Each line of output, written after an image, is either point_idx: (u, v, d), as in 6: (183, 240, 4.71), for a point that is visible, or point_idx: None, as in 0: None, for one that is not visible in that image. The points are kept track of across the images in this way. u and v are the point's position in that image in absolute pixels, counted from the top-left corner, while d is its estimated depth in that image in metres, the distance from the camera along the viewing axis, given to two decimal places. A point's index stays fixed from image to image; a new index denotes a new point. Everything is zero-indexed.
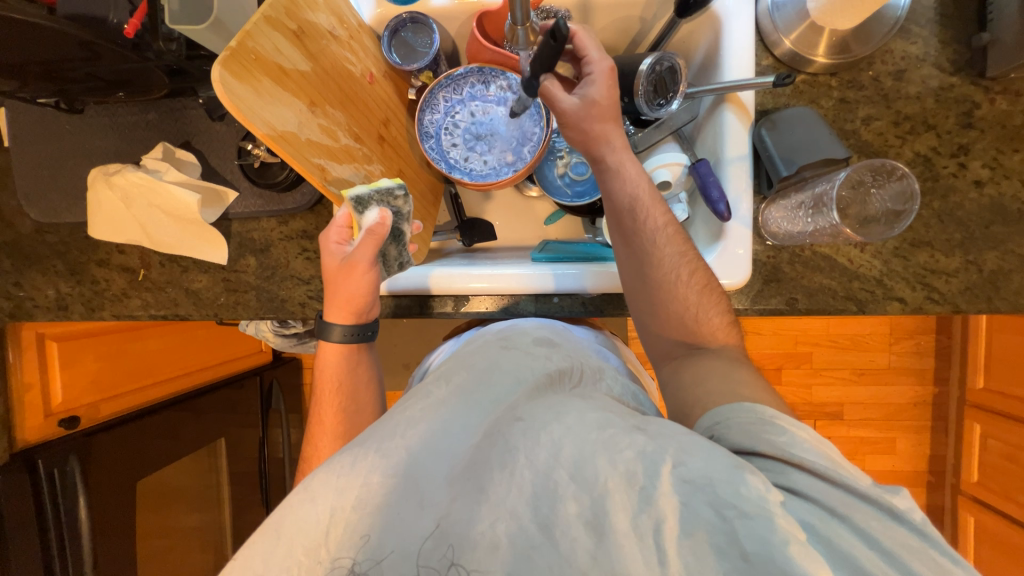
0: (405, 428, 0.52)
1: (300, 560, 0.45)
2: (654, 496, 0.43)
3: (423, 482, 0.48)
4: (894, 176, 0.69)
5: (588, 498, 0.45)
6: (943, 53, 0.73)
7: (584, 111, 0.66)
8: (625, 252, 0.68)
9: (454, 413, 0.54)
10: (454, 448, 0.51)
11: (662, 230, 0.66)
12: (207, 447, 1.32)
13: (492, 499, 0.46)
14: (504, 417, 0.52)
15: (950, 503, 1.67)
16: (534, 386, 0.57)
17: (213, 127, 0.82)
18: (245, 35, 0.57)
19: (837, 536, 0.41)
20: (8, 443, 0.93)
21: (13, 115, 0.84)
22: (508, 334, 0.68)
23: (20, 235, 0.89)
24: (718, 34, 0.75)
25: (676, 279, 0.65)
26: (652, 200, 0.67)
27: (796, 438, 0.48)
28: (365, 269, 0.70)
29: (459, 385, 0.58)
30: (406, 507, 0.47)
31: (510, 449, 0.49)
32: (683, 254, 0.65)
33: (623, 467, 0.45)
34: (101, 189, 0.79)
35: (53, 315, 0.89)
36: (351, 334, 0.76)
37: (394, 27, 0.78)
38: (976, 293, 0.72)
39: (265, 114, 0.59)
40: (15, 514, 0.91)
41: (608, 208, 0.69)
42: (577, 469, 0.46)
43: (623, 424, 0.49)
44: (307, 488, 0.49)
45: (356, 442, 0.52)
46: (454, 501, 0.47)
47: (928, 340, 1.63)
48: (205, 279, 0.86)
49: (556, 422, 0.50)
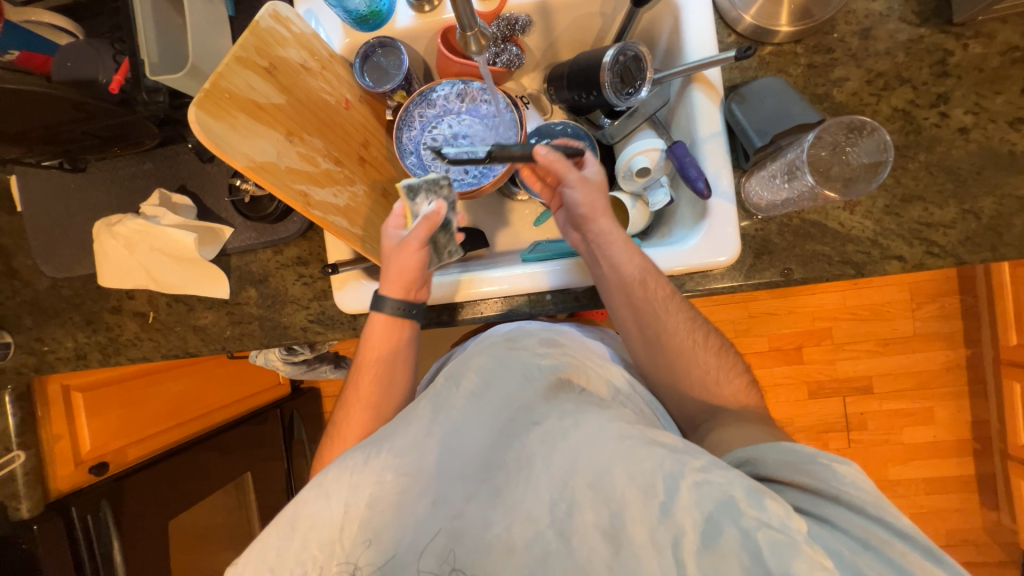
0: (419, 428, 0.53)
1: (315, 554, 0.49)
2: (673, 509, 0.43)
3: (440, 483, 0.50)
4: (865, 131, 0.67)
5: (606, 510, 0.45)
6: (907, 6, 0.72)
7: (592, 186, 0.71)
8: (634, 321, 0.72)
9: (467, 415, 0.55)
10: (469, 449, 0.52)
11: (670, 299, 0.70)
12: (235, 482, 1.34)
13: (510, 506, 0.48)
14: (520, 421, 0.53)
15: (1001, 471, 1.58)
16: (551, 388, 0.57)
17: (205, 168, 0.86)
18: (218, 76, 0.60)
19: (868, 566, 0.41)
20: (43, 493, 0.95)
21: (22, 180, 0.90)
22: (514, 334, 0.68)
23: (38, 291, 0.94)
24: (677, 19, 0.76)
25: (694, 344, 0.71)
26: (655, 271, 0.70)
27: (832, 471, 0.48)
28: (417, 248, 0.71)
29: (471, 389, 0.58)
30: (421, 506, 0.49)
31: (527, 455, 0.50)
32: (691, 320, 0.71)
33: (641, 480, 0.44)
34: (106, 239, 0.83)
35: (73, 365, 0.94)
36: (401, 310, 0.74)
37: (365, 53, 0.81)
38: (978, 243, 0.70)
39: (243, 148, 0.62)
40: (51, 565, 0.93)
41: (617, 280, 0.70)
42: (595, 478, 0.46)
43: (642, 436, 0.49)
44: (320, 484, 0.52)
45: (370, 441, 0.55)
46: (469, 500, 0.49)
47: (951, 302, 1.58)
48: (210, 314, 0.89)
49: (575, 430, 0.50)
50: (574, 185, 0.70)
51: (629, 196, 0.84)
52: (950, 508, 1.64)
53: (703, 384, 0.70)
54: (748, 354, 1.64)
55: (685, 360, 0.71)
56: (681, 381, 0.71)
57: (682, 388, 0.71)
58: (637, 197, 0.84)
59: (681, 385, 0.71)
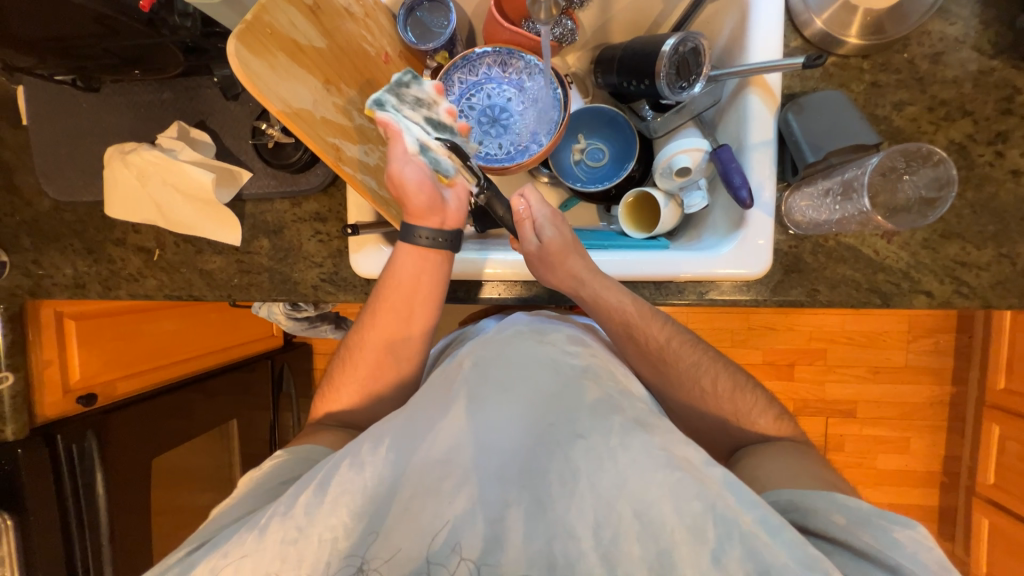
0: (455, 420, 0.56)
1: (345, 523, 0.50)
2: (724, 558, 0.45)
3: (482, 480, 0.52)
4: (930, 162, 0.66)
5: (653, 544, 0.47)
6: (983, 35, 0.69)
7: (548, 254, 0.70)
8: (640, 357, 0.72)
9: (504, 417, 0.57)
10: (508, 450, 0.55)
11: (666, 344, 0.71)
12: (220, 428, 1.34)
13: (550, 519, 0.50)
14: (563, 431, 0.55)
15: (963, 504, 1.64)
16: (596, 399, 0.58)
17: (227, 107, 0.82)
18: (260, 9, 0.56)
19: None
20: (29, 417, 0.94)
21: (30, 93, 0.85)
22: (543, 326, 0.69)
23: (39, 212, 0.90)
24: (742, 15, 0.72)
25: (689, 377, 0.71)
26: (642, 320, 0.70)
27: (891, 538, 0.49)
28: (404, 168, 0.67)
29: (507, 388, 0.60)
30: (457, 502, 0.51)
31: (572, 467, 0.52)
32: (698, 364, 0.71)
33: (691, 521, 0.46)
34: (116, 166, 0.79)
35: (70, 293, 0.90)
36: (438, 239, 0.70)
37: (410, 5, 0.76)
38: (1009, 289, 0.69)
39: (280, 91, 0.58)
40: (34, 488, 0.93)
41: (609, 334, 0.73)
42: (641, 507, 0.48)
43: (689, 468, 0.50)
44: (354, 457, 0.53)
45: (402, 425, 0.56)
46: (510, 506, 0.51)
47: (947, 339, 1.60)
48: (219, 260, 0.86)
49: (622, 452, 0.52)
50: (530, 259, 0.71)
51: (663, 194, 0.81)
52: None
53: (716, 393, 0.70)
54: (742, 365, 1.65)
55: (699, 368, 0.71)
56: (694, 386, 0.71)
57: (693, 395, 0.71)
58: (670, 197, 0.82)
59: (693, 391, 0.71)
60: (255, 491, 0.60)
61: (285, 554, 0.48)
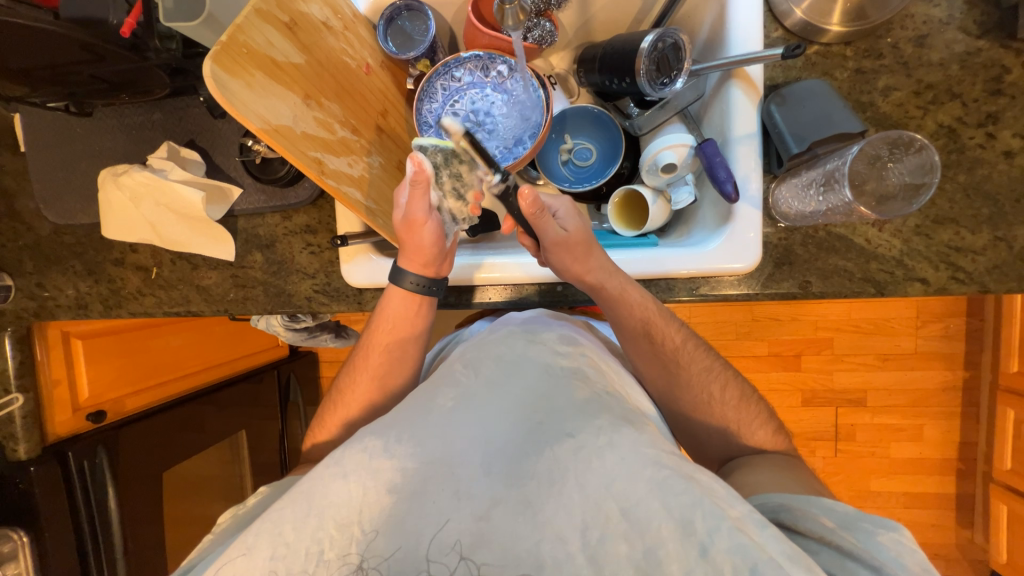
0: (447, 421, 0.57)
1: (332, 533, 0.50)
2: (711, 551, 0.44)
3: (468, 479, 0.52)
4: (913, 149, 0.65)
5: (640, 542, 0.46)
6: (969, 15, 0.68)
7: (575, 238, 0.68)
8: (647, 355, 0.72)
9: (492, 416, 0.57)
10: (495, 449, 0.54)
11: (682, 347, 0.72)
12: (229, 438, 1.36)
13: (540, 520, 0.49)
14: (552, 430, 0.55)
15: (981, 491, 1.61)
16: (585, 398, 0.59)
17: (215, 125, 0.84)
18: (235, 29, 0.56)
19: None
20: (41, 436, 0.96)
21: (27, 121, 0.87)
22: (533, 327, 0.71)
23: (40, 236, 0.92)
24: (722, 8, 0.72)
25: (682, 372, 0.71)
26: (663, 318, 0.71)
27: (874, 541, 0.48)
28: (423, 221, 0.68)
29: (496, 388, 0.61)
30: (442, 500, 0.51)
31: (560, 468, 0.52)
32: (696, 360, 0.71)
33: (678, 514, 0.46)
34: (110, 188, 0.81)
35: (74, 314, 0.92)
36: (421, 284, 0.73)
37: (389, 15, 0.77)
38: (1006, 272, 0.68)
39: (258, 109, 0.58)
40: (49, 505, 0.95)
41: (623, 331, 0.72)
42: (629, 506, 0.48)
43: (676, 466, 0.51)
44: (339, 465, 0.55)
45: (389, 427, 0.58)
46: (495, 505, 0.50)
47: (957, 324, 1.57)
48: (214, 275, 0.87)
49: (610, 451, 0.52)
50: (551, 242, 0.67)
51: (651, 191, 0.80)
52: (928, 522, 1.67)
53: (707, 386, 0.71)
54: (747, 358, 1.64)
55: (692, 365, 0.71)
56: (687, 382, 0.71)
57: (686, 392, 0.71)
58: (659, 193, 0.80)
59: (686, 389, 0.71)
60: (238, 521, 0.62)
61: (275, 565, 0.49)
